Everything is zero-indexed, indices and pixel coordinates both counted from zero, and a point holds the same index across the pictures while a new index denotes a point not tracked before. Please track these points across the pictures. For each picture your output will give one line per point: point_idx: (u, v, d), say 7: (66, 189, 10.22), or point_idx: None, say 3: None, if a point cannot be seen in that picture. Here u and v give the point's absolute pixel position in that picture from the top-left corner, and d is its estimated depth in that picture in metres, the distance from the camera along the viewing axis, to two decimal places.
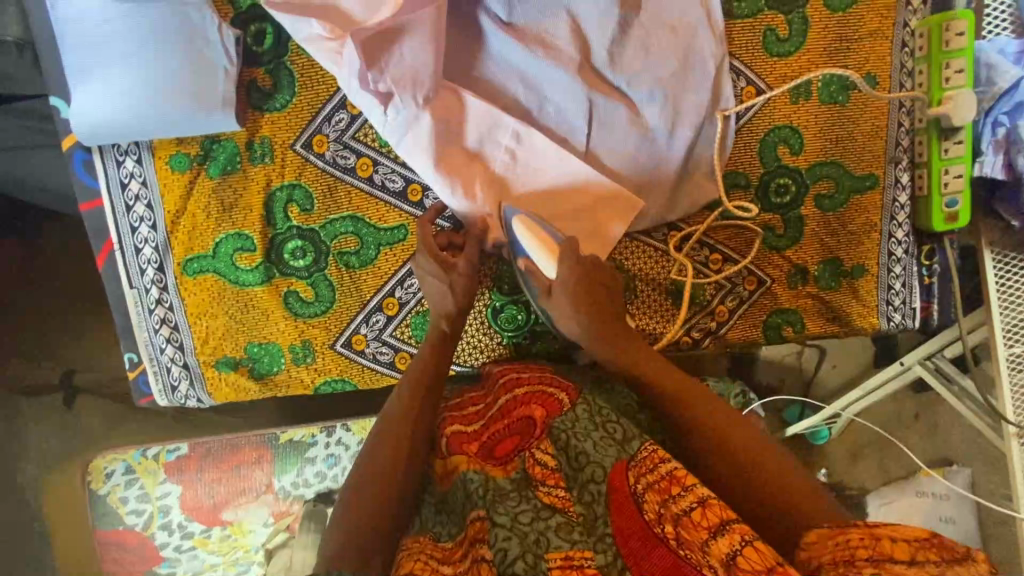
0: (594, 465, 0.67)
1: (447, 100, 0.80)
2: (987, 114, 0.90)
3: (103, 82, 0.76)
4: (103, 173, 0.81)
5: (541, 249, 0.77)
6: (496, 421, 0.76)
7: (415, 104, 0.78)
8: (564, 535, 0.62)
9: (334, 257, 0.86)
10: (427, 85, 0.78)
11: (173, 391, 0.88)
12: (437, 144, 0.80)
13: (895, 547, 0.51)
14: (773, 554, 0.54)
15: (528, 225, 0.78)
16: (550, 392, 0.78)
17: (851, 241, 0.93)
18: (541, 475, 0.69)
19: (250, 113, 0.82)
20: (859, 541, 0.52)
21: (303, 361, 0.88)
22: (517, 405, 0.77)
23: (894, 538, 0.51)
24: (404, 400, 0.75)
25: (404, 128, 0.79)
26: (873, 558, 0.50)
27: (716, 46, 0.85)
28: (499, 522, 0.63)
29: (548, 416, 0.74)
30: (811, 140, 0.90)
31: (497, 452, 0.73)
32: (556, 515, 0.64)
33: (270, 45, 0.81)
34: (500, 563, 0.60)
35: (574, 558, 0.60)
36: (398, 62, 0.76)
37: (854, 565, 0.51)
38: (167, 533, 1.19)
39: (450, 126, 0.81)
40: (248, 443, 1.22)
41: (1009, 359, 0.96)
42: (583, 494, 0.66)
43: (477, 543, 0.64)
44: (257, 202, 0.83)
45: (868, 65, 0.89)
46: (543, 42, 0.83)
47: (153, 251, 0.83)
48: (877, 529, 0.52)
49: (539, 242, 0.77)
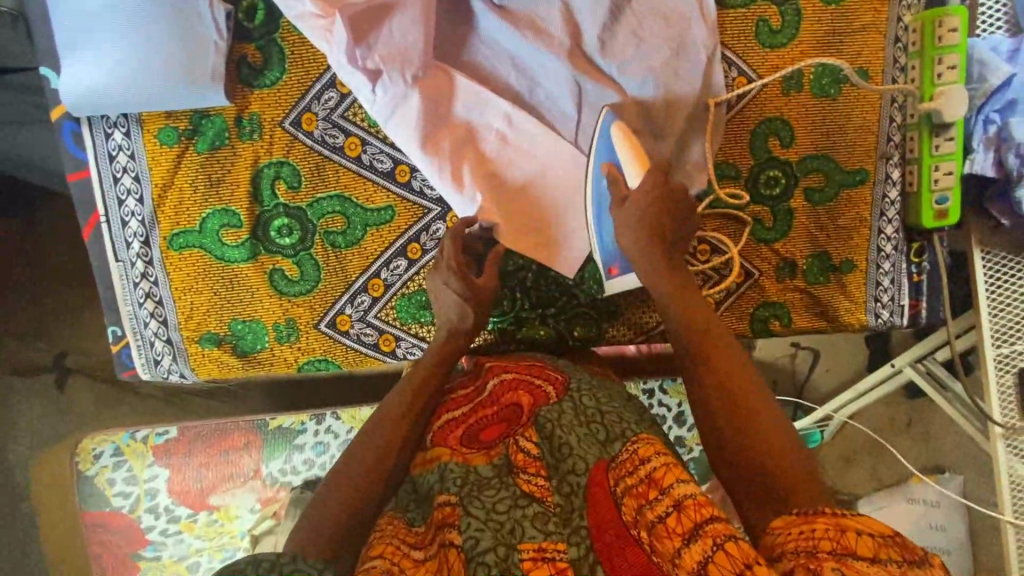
0: (577, 458, 0.65)
1: (437, 80, 0.81)
2: (979, 112, 0.89)
3: (92, 54, 0.76)
4: (91, 144, 0.81)
5: (631, 158, 0.79)
6: (484, 406, 0.74)
7: (404, 82, 0.78)
8: (539, 527, 0.60)
9: (320, 236, 0.86)
10: (416, 64, 0.78)
11: (156, 365, 0.88)
12: (425, 123, 0.80)
13: (859, 541, 0.48)
14: (744, 556, 0.51)
15: (625, 136, 0.79)
16: (535, 382, 0.76)
17: (841, 236, 0.93)
18: (523, 463, 0.67)
19: (240, 89, 0.82)
20: (824, 533, 0.49)
21: (287, 340, 0.88)
22: (505, 390, 0.75)
23: (859, 532, 0.48)
24: (406, 388, 0.74)
25: (392, 106, 0.79)
26: (836, 550, 0.48)
27: (708, 34, 0.84)
28: (473, 513, 0.60)
29: (535, 405, 0.73)
30: (802, 133, 0.90)
31: (481, 437, 0.71)
32: (534, 504, 0.62)
33: (261, 20, 0.81)
34: (469, 551, 0.58)
35: (546, 550, 0.58)
36: (387, 40, 0.76)
37: (816, 558, 0.48)
38: (153, 517, 1.19)
39: (438, 106, 0.81)
40: (237, 428, 1.22)
41: (997, 360, 0.96)
42: (562, 486, 0.64)
43: (445, 527, 0.61)
44: (244, 178, 0.83)
45: (861, 59, 0.88)
46: (534, 26, 0.83)
47: (139, 225, 0.83)
48: (844, 521, 0.50)
49: (631, 151, 0.79)
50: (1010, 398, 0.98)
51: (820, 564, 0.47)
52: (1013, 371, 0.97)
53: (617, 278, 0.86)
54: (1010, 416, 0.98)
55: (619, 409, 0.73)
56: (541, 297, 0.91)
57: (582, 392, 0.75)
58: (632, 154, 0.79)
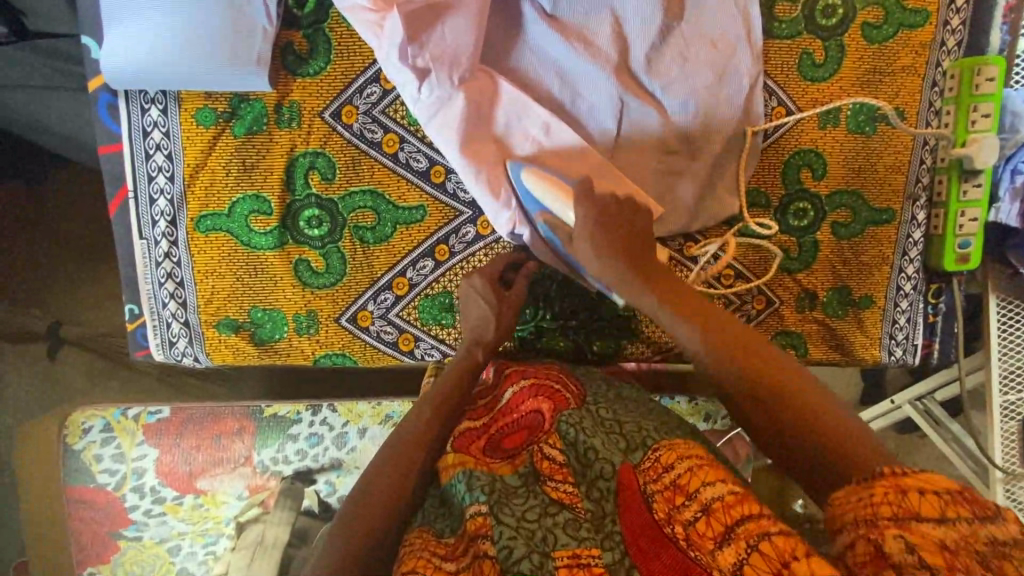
0: (603, 461, 0.66)
1: (482, 84, 0.81)
2: (1008, 161, 0.91)
3: (139, 28, 0.75)
4: (126, 119, 0.80)
5: (555, 194, 0.77)
6: (503, 416, 0.77)
7: (451, 83, 0.78)
8: (570, 534, 0.61)
9: (349, 229, 0.85)
10: (464, 67, 0.78)
11: (170, 347, 0.86)
12: (468, 127, 0.80)
13: (922, 501, 0.52)
14: (781, 554, 0.54)
15: (539, 176, 0.78)
16: (556, 388, 0.78)
17: (861, 272, 0.94)
18: (549, 470, 0.68)
19: (283, 75, 0.81)
20: (884, 497, 0.54)
21: (306, 332, 0.87)
22: (527, 397, 0.77)
23: (920, 492, 0.52)
24: (449, 381, 0.79)
25: (437, 106, 0.79)
26: (897, 514, 0.52)
27: (752, 63, 0.85)
28: (505, 521, 0.61)
29: (555, 410, 0.75)
30: (834, 167, 0.91)
31: (505, 446, 0.73)
32: (564, 510, 0.64)
33: (311, 9, 0.80)
34: (504, 561, 0.58)
35: (581, 556, 0.59)
36: (439, 40, 0.76)
37: (876, 525, 0.53)
38: (138, 496, 1.17)
39: (481, 108, 0.81)
40: (231, 413, 1.20)
41: (1003, 406, 0.98)
42: (591, 491, 0.65)
43: (477, 539, 0.61)
44: (278, 165, 0.82)
45: (898, 99, 0.89)
46: (584, 39, 0.83)
47: (167, 204, 0.82)
48: (903, 482, 0.54)
49: (552, 189, 0.77)
50: (1014, 442, 1.00)
51: (882, 531, 0.52)
52: (1017, 419, 0.99)
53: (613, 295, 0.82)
54: (1011, 460, 1.00)
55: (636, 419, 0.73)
56: (562, 309, 0.91)
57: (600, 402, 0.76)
58: (552, 189, 0.77)
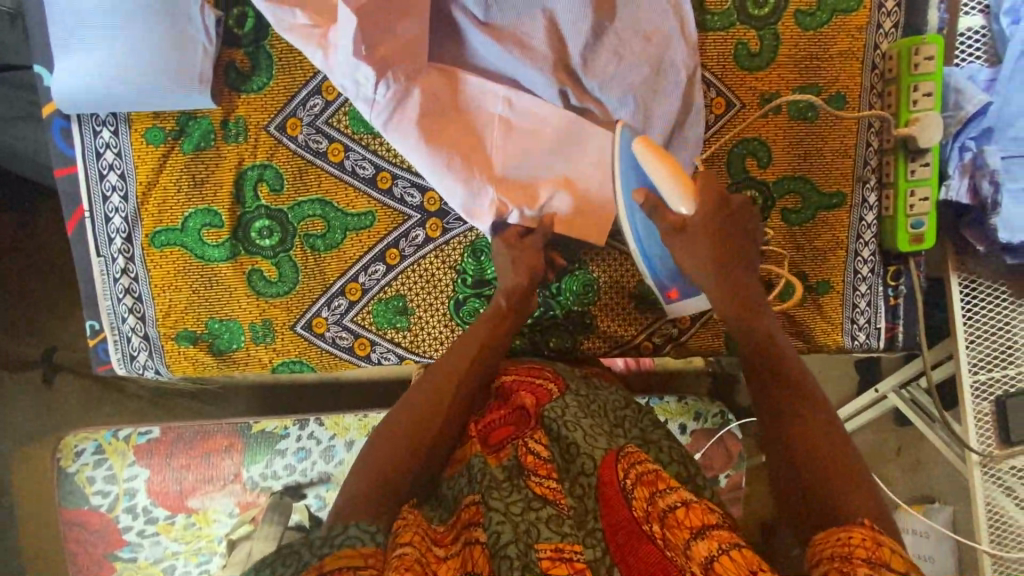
0: (586, 456, 0.67)
1: (433, 74, 0.83)
2: (956, 138, 0.91)
3: (85, 54, 0.79)
4: (79, 142, 0.83)
5: (676, 186, 0.77)
6: (495, 411, 0.78)
7: (405, 79, 0.80)
8: (554, 528, 0.60)
9: (300, 238, 0.87)
10: (416, 61, 0.81)
11: (132, 361, 0.89)
12: (425, 119, 0.82)
13: (894, 556, 0.51)
14: (749, 564, 0.54)
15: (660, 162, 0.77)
16: (538, 383, 0.80)
17: (817, 258, 0.94)
18: (533, 465, 0.68)
19: (227, 92, 0.84)
20: (860, 542, 0.53)
21: (263, 340, 0.88)
22: (510, 394, 0.79)
23: (892, 548, 0.52)
24: (436, 384, 0.77)
25: (395, 102, 0.80)
26: (870, 558, 0.51)
27: (688, 57, 0.86)
28: (494, 506, 0.61)
29: (538, 405, 0.75)
30: (779, 153, 0.91)
31: (491, 440, 0.74)
32: (547, 506, 0.63)
33: (251, 28, 0.83)
34: (493, 546, 0.58)
35: (563, 551, 0.58)
36: (392, 36, 0.77)
37: (850, 561, 0.51)
38: (131, 517, 1.18)
39: (435, 100, 0.82)
40: (220, 430, 1.21)
41: (974, 387, 0.96)
42: (574, 488, 0.65)
43: (471, 526, 0.62)
44: (226, 179, 0.85)
45: (837, 85, 0.90)
46: (519, 42, 0.84)
47: (122, 222, 0.85)
48: (881, 536, 0.53)
49: (674, 180, 0.77)
50: (988, 425, 0.97)
51: (853, 566, 0.50)
52: (991, 399, 0.97)
53: (680, 300, 0.88)
54: (989, 444, 0.97)
55: (624, 417, 0.77)
56: None
57: (583, 393, 0.78)
58: (672, 179, 0.77)
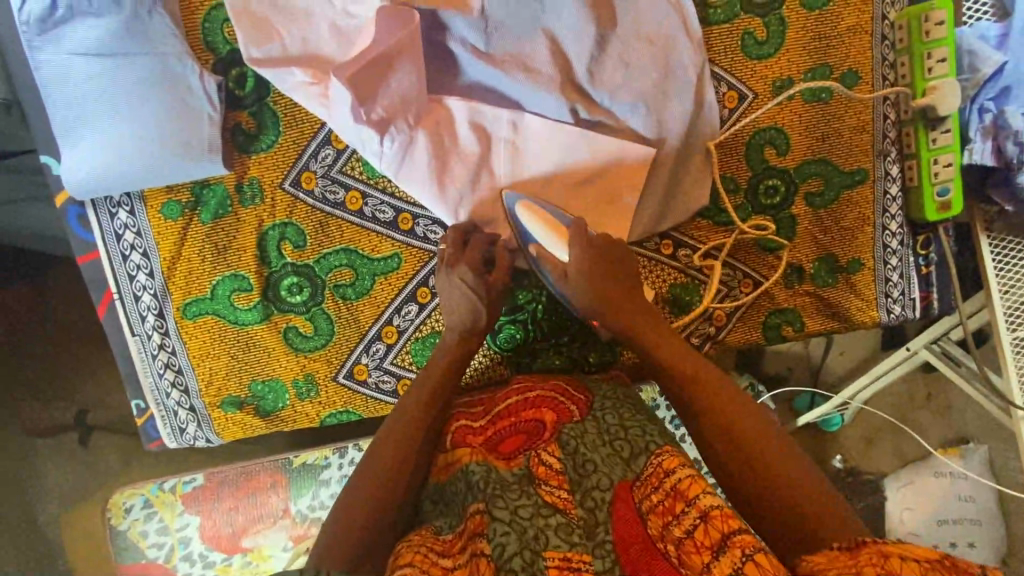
0: (601, 474, 0.65)
1: (436, 112, 0.82)
2: (973, 100, 0.90)
3: (91, 140, 0.78)
4: (97, 226, 0.83)
5: (549, 234, 0.79)
6: (502, 419, 0.77)
7: (409, 126, 0.81)
8: (563, 536, 0.59)
9: (330, 290, 0.86)
10: (415, 105, 0.80)
11: (182, 433, 0.89)
12: (435, 160, 0.82)
13: (903, 565, 0.48)
14: (774, 568, 0.52)
15: (535, 213, 0.80)
16: (561, 401, 0.78)
17: (845, 237, 0.93)
18: (544, 475, 0.67)
19: (237, 155, 0.83)
20: (869, 560, 0.50)
21: (307, 396, 0.88)
22: (528, 406, 0.78)
23: (903, 556, 0.49)
24: (421, 399, 0.78)
25: (402, 152, 0.81)
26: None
27: (695, 54, 0.85)
28: (499, 516, 0.61)
29: (558, 422, 0.75)
30: (796, 139, 0.90)
31: (503, 448, 0.73)
32: (557, 514, 0.62)
33: (252, 87, 0.82)
34: (498, 559, 0.57)
35: (572, 559, 0.57)
36: (388, 91, 0.78)
37: None
38: (189, 564, 1.13)
39: (443, 139, 0.82)
40: (261, 469, 1.17)
41: (1014, 344, 0.91)
42: (585, 500, 0.63)
43: (476, 536, 0.61)
44: (250, 242, 0.84)
45: (848, 62, 0.88)
46: (524, 66, 0.83)
47: (152, 298, 0.84)
48: (888, 548, 0.51)
49: (547, 228, 0.79)
50: None
51: None
52: None
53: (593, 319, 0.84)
54: None
55: (643, 423, 0.74)
56: (553, 325, 0.92)
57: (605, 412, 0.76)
58: (548, 228, 0.79)
